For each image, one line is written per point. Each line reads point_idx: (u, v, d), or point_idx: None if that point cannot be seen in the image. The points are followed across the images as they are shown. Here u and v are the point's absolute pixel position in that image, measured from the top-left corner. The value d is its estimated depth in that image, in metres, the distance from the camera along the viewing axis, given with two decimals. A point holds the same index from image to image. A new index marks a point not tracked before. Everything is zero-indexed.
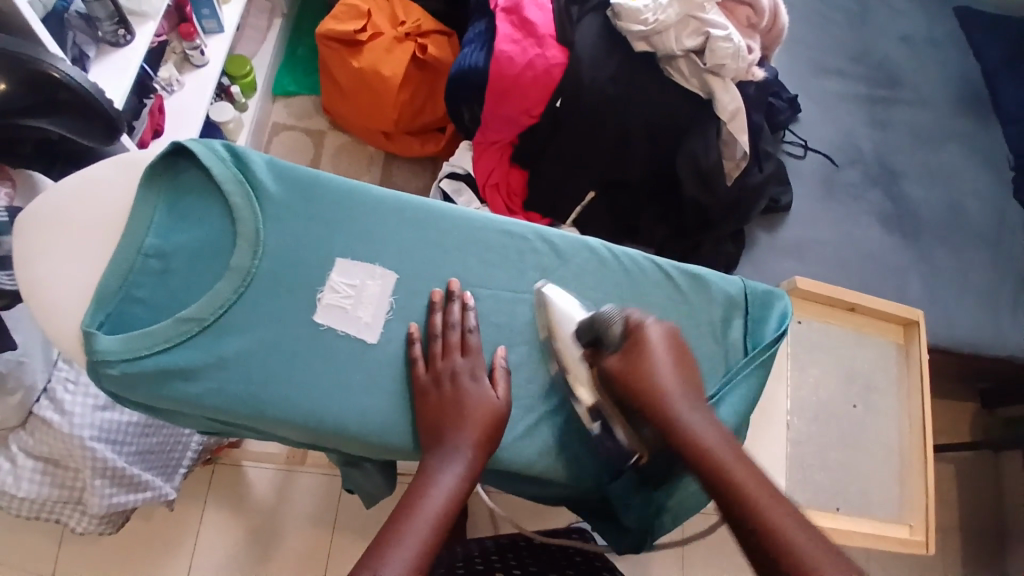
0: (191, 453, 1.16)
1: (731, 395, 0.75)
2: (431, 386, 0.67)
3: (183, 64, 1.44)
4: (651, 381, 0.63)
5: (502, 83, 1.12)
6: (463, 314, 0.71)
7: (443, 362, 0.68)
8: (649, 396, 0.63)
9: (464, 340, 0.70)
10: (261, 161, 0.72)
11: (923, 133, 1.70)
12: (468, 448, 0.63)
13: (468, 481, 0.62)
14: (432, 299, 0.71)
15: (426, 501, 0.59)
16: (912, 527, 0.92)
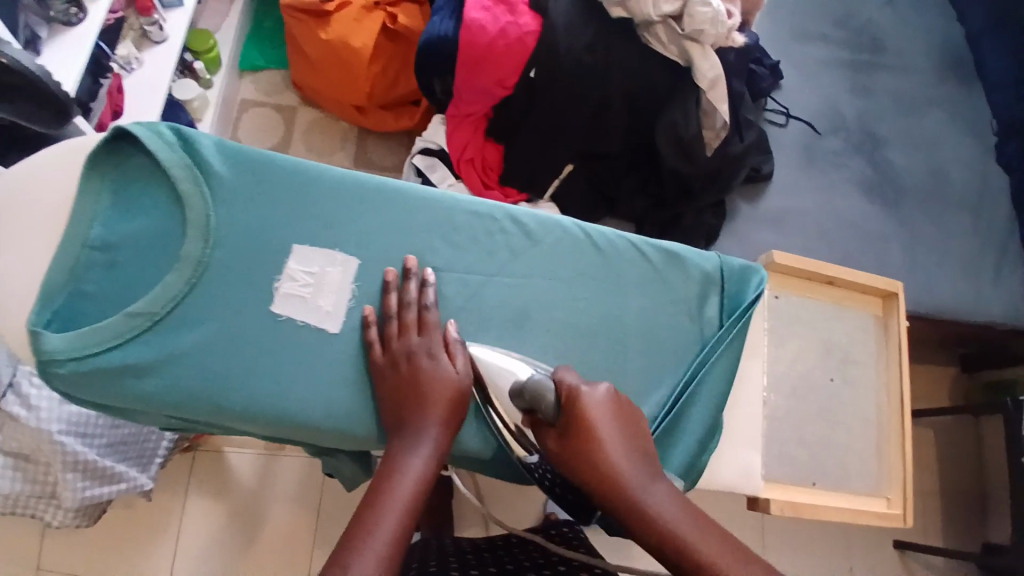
0: (166, 442, 1.14)
1: (705, 372, 0.75)
2: (389, 368, 0.66)
3: (141, 40, 1.36)
4: (591, 460, 0.56)
5: (474, 52, 1.08)
6: (421, 292, 0.69)
7: (399, 343, 0.66)
8: (592, 477, 0.56)
9: (421, 318, 0.68)
10: (208, 143, 0.69)
11: (907, 98, 1.68)
12: (433, 428, 0.63)
13: (434, 463, 0.61)
14: (386, 279, 0.68)
15: (393, 485, 0.58)
16: (890, 500, 0.93)
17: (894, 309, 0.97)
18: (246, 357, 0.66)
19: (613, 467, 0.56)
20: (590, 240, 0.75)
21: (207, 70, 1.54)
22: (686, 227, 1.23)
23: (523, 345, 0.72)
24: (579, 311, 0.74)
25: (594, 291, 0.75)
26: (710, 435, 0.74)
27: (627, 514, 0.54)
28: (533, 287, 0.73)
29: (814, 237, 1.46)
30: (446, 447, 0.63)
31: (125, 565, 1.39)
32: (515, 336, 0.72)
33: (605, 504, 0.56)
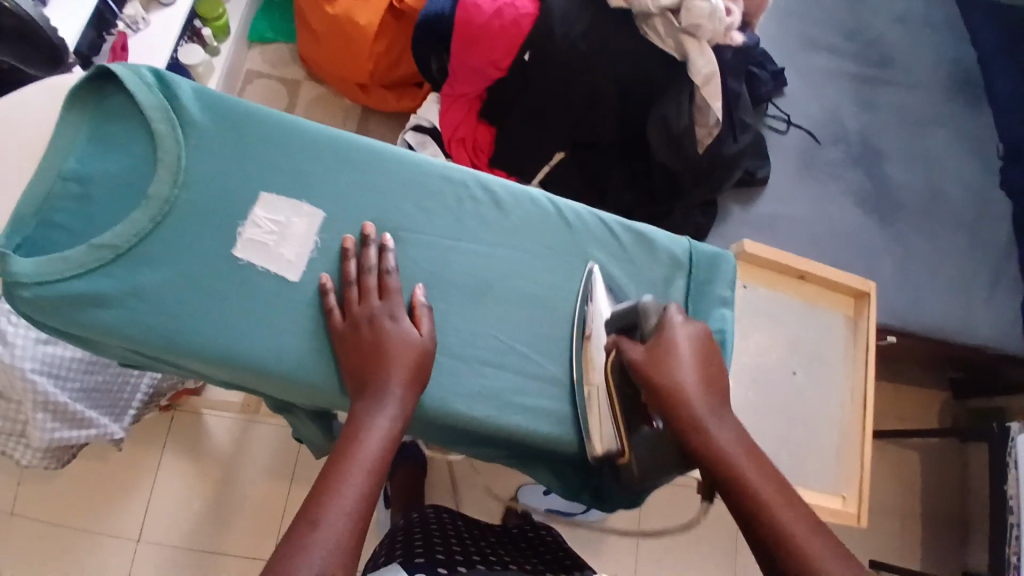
0: (140, 395, 1.16)
1: None
2: (350, 331, 0.66)
3: (149, 1, 1.38)
4: (672, 379, 0.61)
5: (468, 30, 1.08)
6: (380, 257, 0.69)
7: (360, 307, 0.67)
8: (669, 393, 0.60)
9: (382, 282, 0.68)
10: (187, 88, 0.71)
11: (912, 115, 1.67)
12: (398, 389, 0.64)
13: (400, 425, 0.62)
14: (343, 247, 0.69)
15: (360, 448, 0.60)
16: (845, 499, 0.96)
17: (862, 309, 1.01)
18: (209, 297, 0.67)
19: (691, 392, 0.61)
20: (560, 215, 0.76)
21: (214, 37, 1.56)
22: (672, 222, 1.24)
23: (484, 313, 0.72)
24: (542, 283, 0.74)
25: (560, 265, 0.75)
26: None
27: (691, 431, 0.59)
28: (500, 256, 0.74)
29: (803, 244, 1.46)
30: (410, 407, 0.64)
31: (96, 519, 1.40)
32: (476, 300, 0.72)
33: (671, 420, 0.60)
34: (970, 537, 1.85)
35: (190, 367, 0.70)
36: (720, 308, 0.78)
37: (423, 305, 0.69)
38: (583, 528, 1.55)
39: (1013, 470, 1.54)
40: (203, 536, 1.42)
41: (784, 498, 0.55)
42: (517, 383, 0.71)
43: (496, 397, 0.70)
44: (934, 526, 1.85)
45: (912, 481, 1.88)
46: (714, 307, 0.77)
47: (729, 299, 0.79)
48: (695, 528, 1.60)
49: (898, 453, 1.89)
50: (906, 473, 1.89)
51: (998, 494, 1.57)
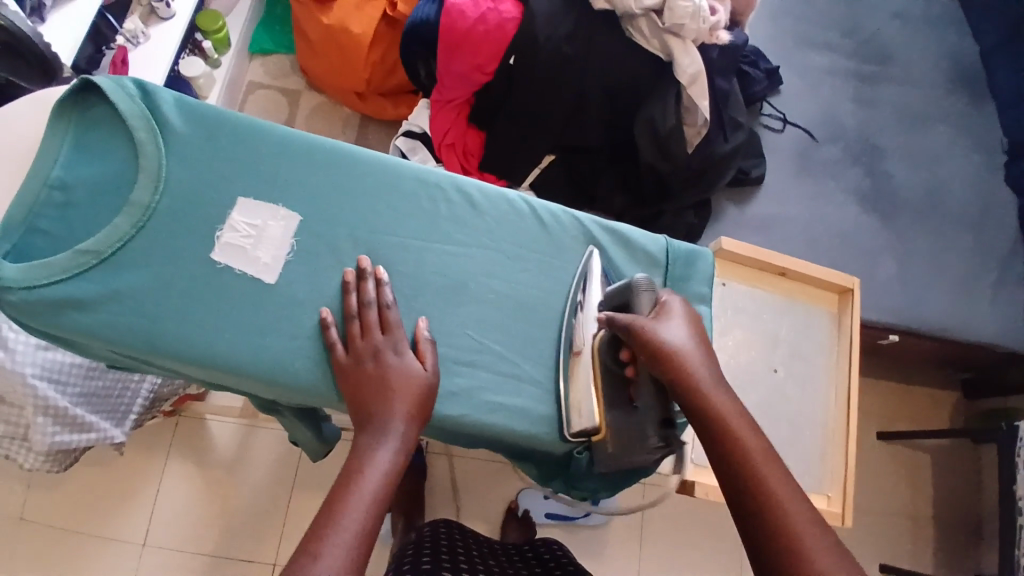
0: (141, 399, 1.19)
1: None
2: (355, 365, 0.67)
3: (148, 16, 1.43)
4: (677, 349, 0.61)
5: (453, 36, 1.10)
6: (378, 291, 0.70)
7: (363, 342, 0.68)
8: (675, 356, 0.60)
9: (382, 317, 0.69)
10: (168, 98, 0.74)
11: (912, 112, 1.65)
12: (401, 422, 0.65)
13: (403, 460, 0.63)
14: (344, 280, 0.70)
15: (363, 479, 0.60)
16: (830, 499, 0.96)
17: (847, 307, 1.00)
18: (189, 302, 0.69)
19: (696, 359, 0.60)
20: (536, 217, 0.76)
21: (216, 50, 1.59)
22: (663, 223, 1.24)
23: (459, 314, 0.73)
24: (518, 282, 0.75)
25: (535, 265, 0.76)
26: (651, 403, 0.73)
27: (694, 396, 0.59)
28: (476, 256, 0.74)
29: (799, 243, 1.45)
30: (413, 441, 0.65)
31: (102, 524, 1.43)
32: (451, 301, 0.73)
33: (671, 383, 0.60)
34: (984, 541, 1.80)
35: (173, 369, 0.72)
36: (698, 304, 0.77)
37: (428, 339, 0.70)
38: (584, 531, 1.55)
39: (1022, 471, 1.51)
40: (207, 539, 1.44)
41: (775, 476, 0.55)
42: (491, 381, 0.72)
43: (471, 400, 0.70)
44: (946, 529, 1.81)
45: (923, 483, 1.84)
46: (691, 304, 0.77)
47: (707, 296, 0.78)
48: (698, 530, 1.59)
49: (908, 455, 1.86)
50: (918, 475, 1.85)
51: (1008, 495, 1.53)
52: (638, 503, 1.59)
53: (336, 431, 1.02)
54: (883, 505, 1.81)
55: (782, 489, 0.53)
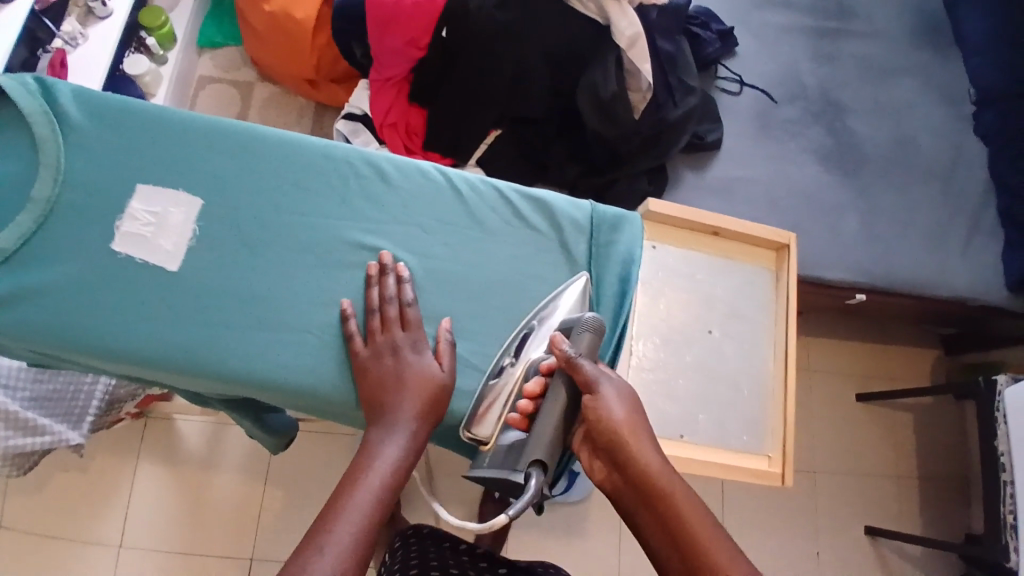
0: (97, 402, 1.15)
1: None
2: (372, 360, 0.67)
3: (86, 17, 1.35)
4: (618, 426, 0.62)
5: (383, 11, 1.09)
6: (399, 288, 0.70)
7: (383, 337, 0.68)
8: (619, 438, 0.61)
9: (402, 314, 0.69)
10: (68, 91, 0.72)
11: (875, 65, 1.62)
12: (411, 420, 0.65)
13: (411, 457, 0.63)
14: (368, 273, 0.70)
15: (370, 474, 0.61)
16: (770, 459, 0.95)
17: (781, 264, 1.00)
18: (100, 298, 0.67)
19: (642, 441, 0.62)
20: (453, 188, 0.75)
21: (161, 46, 1.55)
22: (618, 193, 1.21)
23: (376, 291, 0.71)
24: (436, 255, 0.73)
25: (454, 238, 0.74)
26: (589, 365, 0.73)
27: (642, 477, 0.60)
28: (390, 232, 0.73)
29: (764, 207, 1.42)
30: (423, 439, 0.65)
31: (75, 529, 1.41)
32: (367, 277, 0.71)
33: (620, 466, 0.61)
34: (970, 497, 1.79)
35: (91, 366, 0.71)
36: (625, 268, 0.75)
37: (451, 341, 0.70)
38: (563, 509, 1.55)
39: (1002, 426, 1.47)
40: (182, 539, 1.43)
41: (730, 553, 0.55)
42: None
43: None
44: (932, 487, 1.80)
45: (906, 443, 1.83)
46: (618, 268, 0.75)
47: (635, 259, 0.76)
48: None
49: (890, 415, 1.85)
50: (901, 433, 1.84)
51: (989, 449, 1.50)
52: None
53: (290, 422, 1.06)
54: (867, 467, 1.80)
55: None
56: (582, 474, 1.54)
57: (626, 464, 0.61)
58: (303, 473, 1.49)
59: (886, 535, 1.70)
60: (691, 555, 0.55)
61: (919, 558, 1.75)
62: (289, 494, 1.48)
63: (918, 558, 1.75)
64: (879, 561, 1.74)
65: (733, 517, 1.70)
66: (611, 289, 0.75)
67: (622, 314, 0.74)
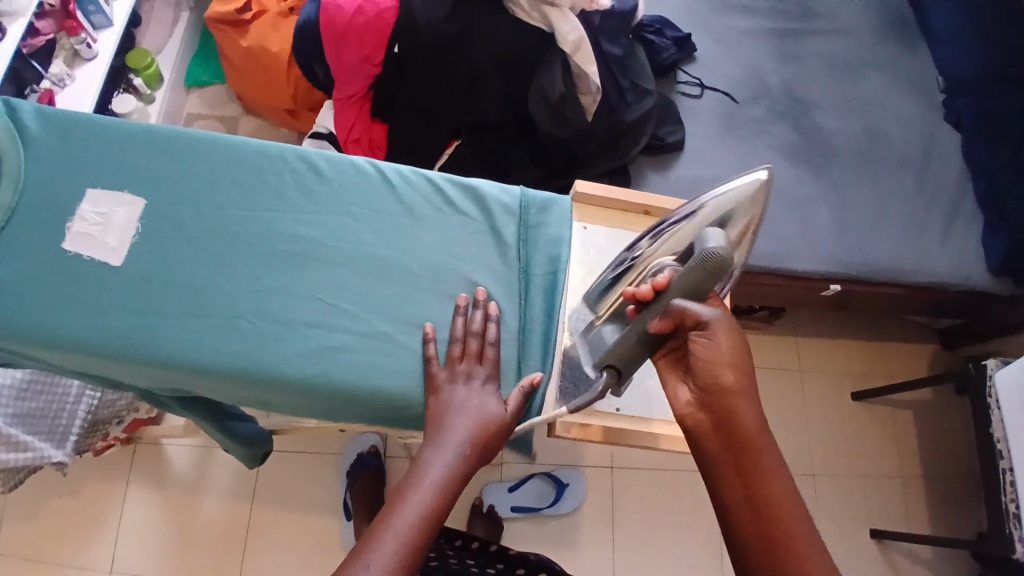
0: (80, 421, 1.17)
1: (525, 311, 0.77)
2: (446, 384, 0.71)
3: (73, 58, 1.44)
4: (723, 374, 0.65)
5: (335, 30, 1.17)
6: (484, 324, 0.74)
7: (461, 364, 0.72)
8: (723, 385, 0.65)
9: (482, 350, 0.73)
10: (28, 108, 0.77)
11: (839, 62, 1.64)
12: (463, 445, 0.67)
13: (459, 477, 0.66)
14: (457, 304, 0.74)
15: (418, 487, 0.64)
16: None
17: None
18: (52, 294, 0.71)
19: (744, 399, 0.65)
20: (385, 180, 0.79)
21: (148, 86, 1.63)
22: None
23: (311, 276, 0.75)
24: (367, 242, 0.76)
25: (385, 225, 0.77)
26: (527, 342, 0.76)
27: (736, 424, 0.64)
28: (323, 222, 0.77)
29: None
30: (470, 464, 0.67)
31: (67, 554, 1.41)
32: (300, 262, 0.75)
33: (720, 406, 0.65)
34: (978, 493, 1.73)
35: (49, 362, 0.74)
36: (554, 247, 0.79)
37: (529, 391, 0.72)
38: (553, 521, 1.52)
39: (996, 412, 1.43)
40: (170, 562, 1.42)
41: (798, 512, 0.61)
42: (345, 341, 0.73)
43: (324, 355, 0.72)
44: (938, 486, 1.74)
45: (908, 441, 1.78)
46: (545, 249, 0.79)
47: (565, 240, 0.80)
48: (668, 507, 1.56)
49: (888, 413, 1.80)
50: (903, 431, 1.79)
51: (985, 439, 1.45)
52: (606, 485, 1.55)
53: (262, 432, 1.07)
54: (869, 467, 1.75)
55: (804, 549, 0.59)
56: (570, 483, 1.53)
57: (728, 415, 0.65)
58: (289, 493, 1.48)
59: (893, 537, 1.64)
60: (760, 502, 0.61)
61: (929, 559, 1.68)
62: (277, 514, 1.47)
63: (929, 559, 1.68)
64: (888, 565, 1.67)
65: None
66: (542, 270, 0.78)
67: (555, 289, 0.78)
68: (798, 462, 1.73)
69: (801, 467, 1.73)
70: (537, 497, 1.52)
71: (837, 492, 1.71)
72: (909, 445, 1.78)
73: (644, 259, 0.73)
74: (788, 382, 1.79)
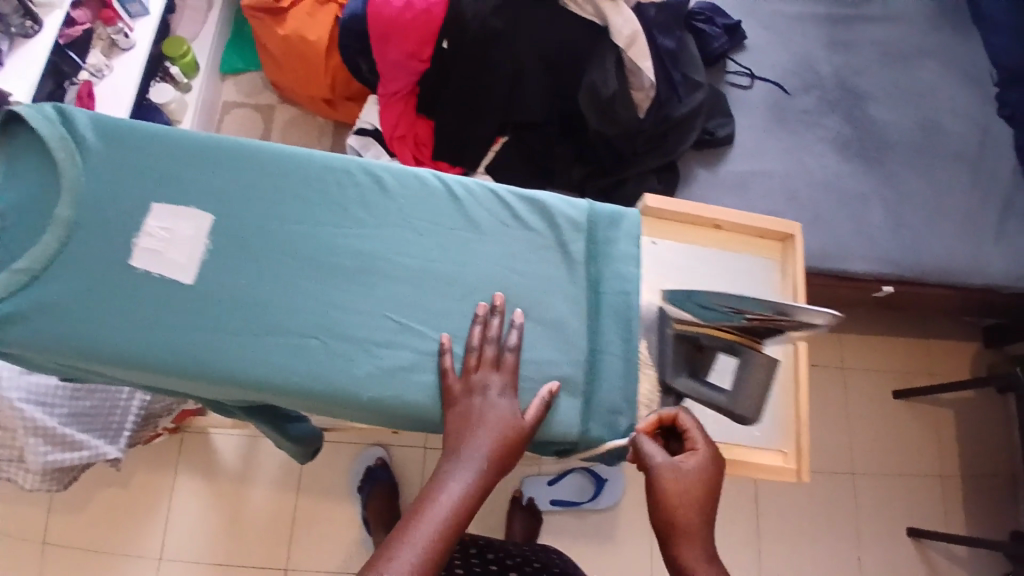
0: (132, 417, 1.21)
1: (598, 334, 0.74)
2: (463, 397, 0.69)
3: (111, 49, 1.44)
4: (671, 512, 0.65)
5: (381, 25, 1.15)
6: (503, 329, 0.72)
7: (477, 374, 0.70)
8: (669, 520, 0.65)
9: (499, 356, 0.71)
10: (84, 118, 0.76)
11: (892, 50, 1.57)
12: (483, 457, 0.67)
13: (479, 492, 0.66)
14: (475, 312, 0.72)
15: (435, 503, 0.64)
16: (785, 454, 0.78)
17: (789, 254, 0.81)
18: (118, 311, 0.71)
19: (698, 532, 0.65)
20: (449, 192, 0.77)
21: (184, 75, 1.62)
22: (629, 192, 1.21)
23: (378, 292, 0.74)
24: (433, 258, 0.75)
25: (450, 241, 0.76)
26: (600, 366, 0.74)
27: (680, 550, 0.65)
28: (388, 237, 0.75)
29: (780, 200, 1.40)
30: (488, 478, 0.67)
31: (118, 540, 1.44)
32: (366, 277, 0.74)
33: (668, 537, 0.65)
34: (1018, 493, 1.71)
35: (118, 377, 0.75)
36: (624, 266, 0.76)
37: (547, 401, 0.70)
38: (591, 516, 1.52)
39: None
40: (220, 549, 1.45)
41: None
42: (410, 359, 0.72)
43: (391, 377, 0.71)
44: (978, 487, 1.72)
45: (948, 441, 1.75)
46: (614, 265, 0.76)
47: (638, 255, 0.77)
48: None
49: (931, 411, 1.76)
50: (946, 432, 1.76)
51: None
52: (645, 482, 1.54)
53: (315, 430, 1.07)
54: (909, 466, 1.72)
55: None
56: (609, 479, 1.52)
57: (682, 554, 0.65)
58: (333, 483, 1.50)
59: (930, 537, 1.62)
60: None
61: (968, 559, 1.67)
62: (322, 503, 1.49)
63: (967, 559, 1.66)
64: (925, 564, 1.66)
65: (770, 521, 1.64)
66: (612, 289, 0.76)
67: (629, 314, 0.75)
68: (839, 460, 1.70)
69: (841, 465, 1.70)
70: (575, 491, 1.52)
71: (877, 490, 1.69)
72: (951, 445, 1.75)
73: (715, 324, 0.69)
74: (829, 378, 1.76)
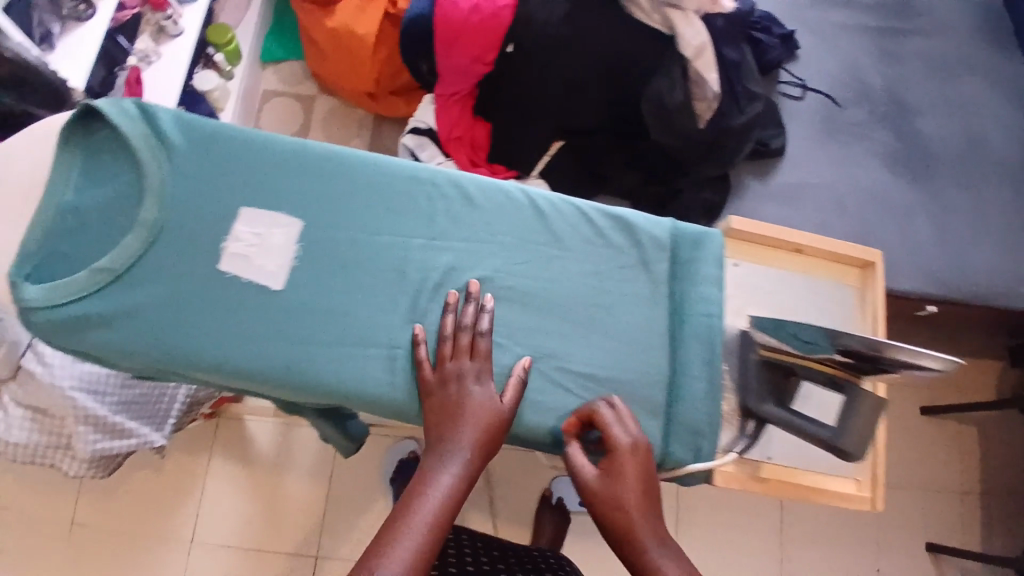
0: (179, 404, 1.18)
1: (681, 358, 0.74)
2: (438, 388, 0.69)
3: (159, 34, 1.43)
4: (611, 514, 0.65)
5: (447, 29, 1.14)
6: (477, 316, 0.72)
7: (451, 364, 0.70)
8: (610, 523, 0.65)
9: (474, 343, 0.71)
10: (167, 115, 0.75)
11: (944, 64, 1.56)
12: (467, 447, 0.68)
13: (466, 483, 0.67)
14: (446, 301, 0.72)
15: (423, 499, 0.66)
16: (859, 482, 0.88)
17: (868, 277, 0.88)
18: (203, 316, 0.70)
19: (644, 527, 0.65)
20: (534, 207, 0.77)
21: (228, 62, 1.60)
22: (682, 203, 1.21)
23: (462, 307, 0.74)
24: (519, 275, 0.75)
25: (534, 256, 0.75)
26: (681, 390, 0.74)
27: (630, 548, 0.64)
28: (473, 251, 0.75)
29: (827, 213, 1.39)
30: (475, 465, 0.68)
31: (150, 526, 1.45)
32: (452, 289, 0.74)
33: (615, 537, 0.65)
34: None
35: (196, 379, 0.75)
36: (708, 289, 0.76)
37: (523, 378, 0.71)
38: None
39: None
40: (251, 538, 1.45)
41: None
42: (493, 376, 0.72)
43: None
44: (1000, 505, 1.72)
45: (974, 459, 1.75)
46: (698, 288, 0.76)
47: (721, 277, 0.77)
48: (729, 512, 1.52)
49: (957, 428, 1.77)
50: (971, 449, 1.76)
51: None
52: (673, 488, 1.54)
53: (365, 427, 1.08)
54: (933, 481, 1.72)
55: None
56: None
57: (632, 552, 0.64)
58: (366, 477, 1.51)
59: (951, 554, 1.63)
60: None
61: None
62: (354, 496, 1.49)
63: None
64: None
65: (794, 531, 1.64)
66: (695, 312, 0.75)
67: (713, 339, 0.75)
68: None
69: None
70: None
71: (900, 504, 1.70)
72: (976, 462, 1.75)
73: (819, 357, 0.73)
74: None
